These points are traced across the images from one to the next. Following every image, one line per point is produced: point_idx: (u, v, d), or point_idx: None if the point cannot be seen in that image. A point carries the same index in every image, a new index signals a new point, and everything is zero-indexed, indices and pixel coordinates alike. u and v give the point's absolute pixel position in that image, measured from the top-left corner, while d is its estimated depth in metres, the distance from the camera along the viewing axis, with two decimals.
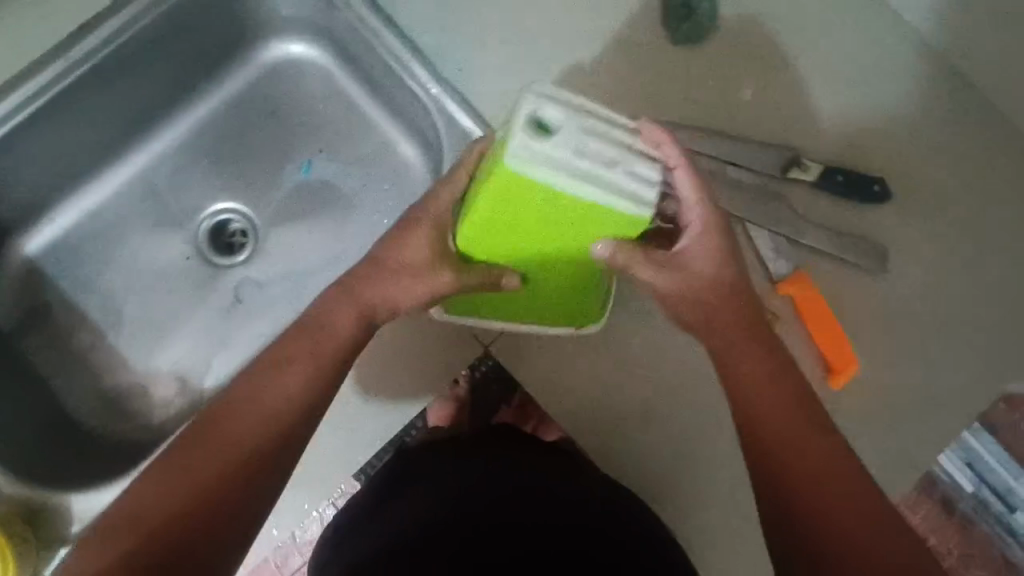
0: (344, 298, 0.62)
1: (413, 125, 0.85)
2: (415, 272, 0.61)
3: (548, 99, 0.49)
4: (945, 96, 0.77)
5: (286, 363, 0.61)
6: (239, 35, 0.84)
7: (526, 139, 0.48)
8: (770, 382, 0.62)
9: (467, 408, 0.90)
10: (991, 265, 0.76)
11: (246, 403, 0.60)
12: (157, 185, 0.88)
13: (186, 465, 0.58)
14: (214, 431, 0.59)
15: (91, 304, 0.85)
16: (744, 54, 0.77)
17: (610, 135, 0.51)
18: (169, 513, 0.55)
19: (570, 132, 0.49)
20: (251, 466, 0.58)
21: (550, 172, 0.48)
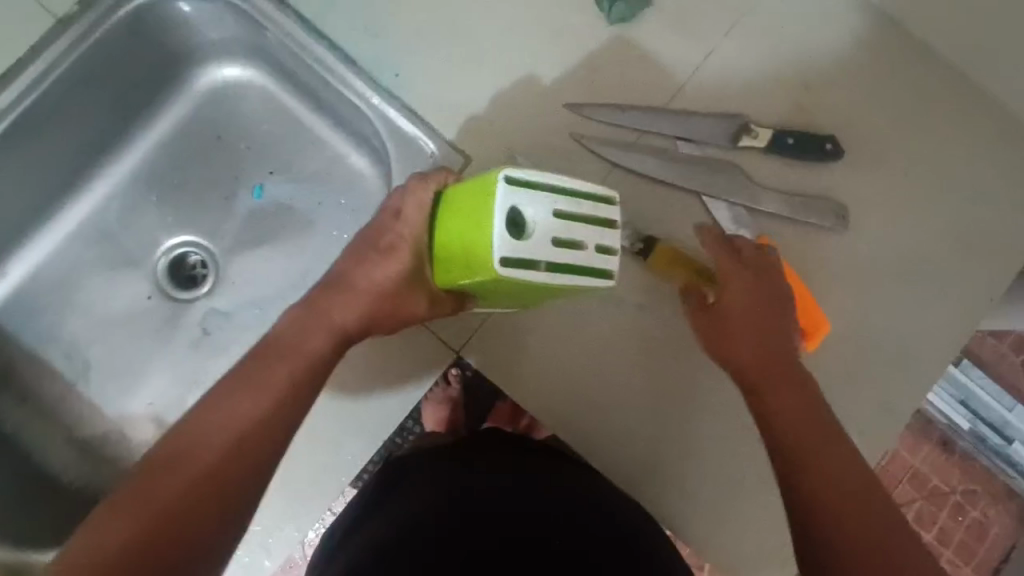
0: (314, 317, 0.64)
1: (360, 136, 0.83)
2: (385, 291, 0.64)
3: (520, 196, 0.53)
4: (884, 46, 0.76)
5: (252, 379, 0.60)
6: (171, 65, 0.83)
7: (508, 241, 0.52)
8: (798, 405, 0.63)
9: (462, 408, 0.82)
10: (950, 209, 0.76)
11: (211, 425, 0.58)
12: (108, 226, 0.86)
13: (155, 486, 0.54)
14: (183, 452, 0.56)
15: (57, 356, 0.84)
16: (680, 27, 0.77)
17: (583, 211, 0.56)
18: (140, 533, 0.52)
19: (545, 224, 0.54)
20: (225, 483, 0.55)
21: (530, 258, 0.53)
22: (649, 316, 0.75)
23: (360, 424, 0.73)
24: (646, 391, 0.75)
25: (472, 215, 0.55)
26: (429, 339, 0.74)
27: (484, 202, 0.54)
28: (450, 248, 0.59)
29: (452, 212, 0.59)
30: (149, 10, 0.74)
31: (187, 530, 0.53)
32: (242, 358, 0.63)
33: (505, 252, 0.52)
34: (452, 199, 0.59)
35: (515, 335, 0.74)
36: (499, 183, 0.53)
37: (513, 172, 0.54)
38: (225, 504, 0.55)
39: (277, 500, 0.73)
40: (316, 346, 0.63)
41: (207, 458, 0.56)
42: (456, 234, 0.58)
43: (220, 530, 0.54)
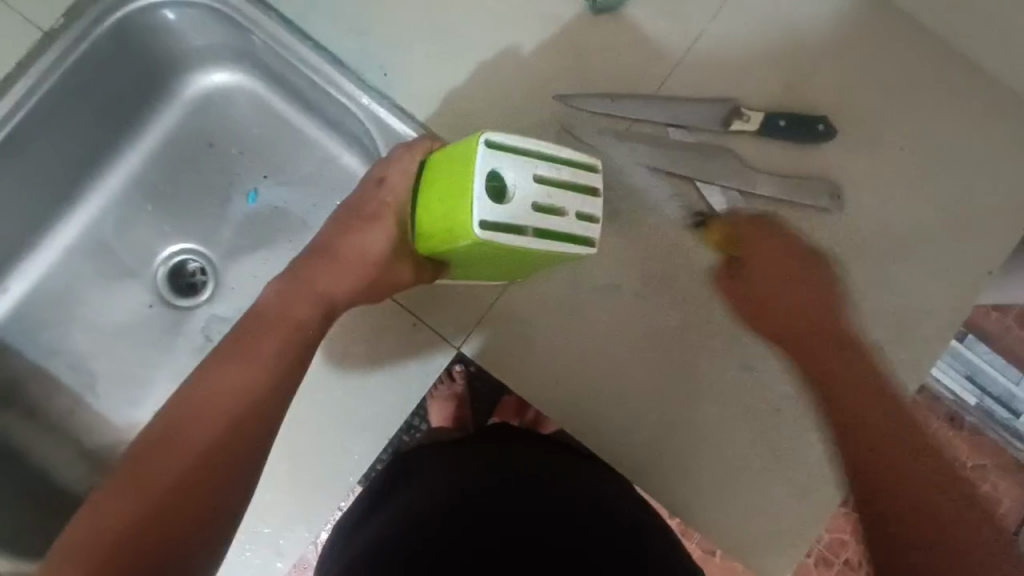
0: (299, 285, 0.64)
1: (351, 136, 0.83)
2: (372, 259, 0.66)
3: (500, 159, 0.53)
4: (872, 23, 0.76)
5: (242, 352, 0.60)
6: (159, 74, 0.83)
7: (487, 205, 0.52)
8: (870, 399, 0.65)
9: (467, 405, 0.76)
10: (945, 183, 0.76)
11: (207, 400, 0.57)
12: (106, 237, 0.86)
13: (152, 468, 0.54)
14: (177, 429, 0.56)
15: (61, 369, 0.85)
16: (666, 13, 0.76)
17: (563, 175, 0.55)
18: (140, 516, 0.52)
19: (525, 189, 0.54)
20: (224, 458, 0.55)
21: (506, 220, 0.53)
22: (647, 304, 0.75)
23: (366, 423, 0.74)
24: (647, 378, 0.75)
25: (453, 180, 0.55)
26: (429, 336, 0.75)
27: (464, 167, 0.54)
28: (432, 215, 0.59)
29: (433, 178, 0.59)
30: (133, 19, 0.74)
31: (185, 506, 0.53)
32: (232, 331, 0.63)
33: (484, 215, 0.52)
34: (434, 166, 0.59)
35: (515, 328, 0.75)
36: (479, 146, 0.53)
37: (493, 135, 0.54)
38: (224, 481, 0.54)
39: (286, 502, 0.73)
40: (304, 314, 0.63)
41: (203, 434, 0.56)
42: (437, 201, 0.57)
43: (221, 508, 0.54)
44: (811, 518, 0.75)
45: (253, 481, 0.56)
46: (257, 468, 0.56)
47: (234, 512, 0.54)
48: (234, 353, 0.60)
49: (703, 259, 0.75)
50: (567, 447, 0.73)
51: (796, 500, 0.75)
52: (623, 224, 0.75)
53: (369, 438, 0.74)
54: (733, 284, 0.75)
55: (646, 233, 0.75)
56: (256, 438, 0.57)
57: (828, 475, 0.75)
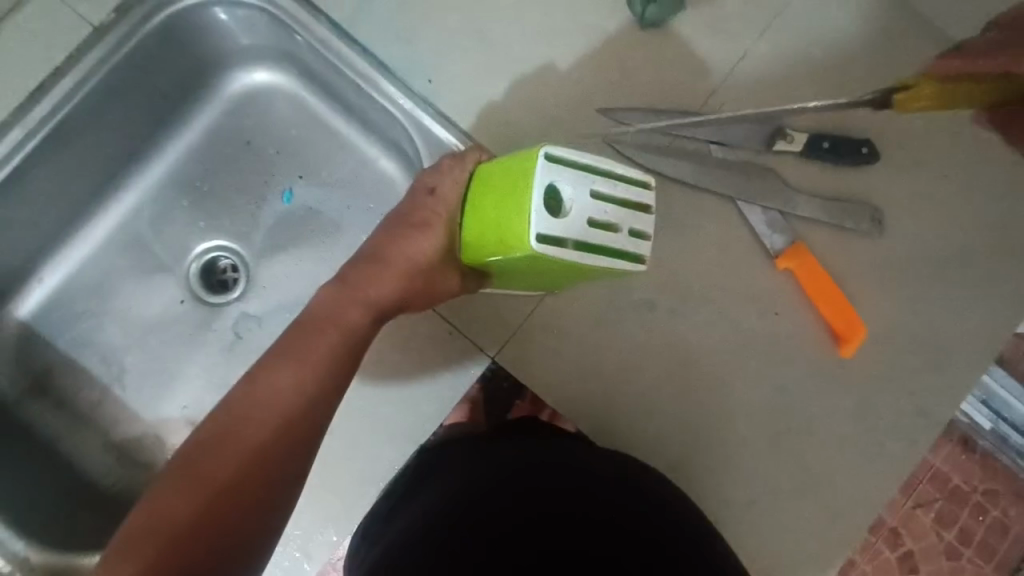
0: (348, 291, 0.64)
1: (389, 140, 0.83)
2: (419, 264, 0.66)
3: (559, 172, 0.54)
4: (918, 47, 0.76)
5: (295, 351, 0.60)
6: (202, 71, 0.83)
7: (544, 218, 0.52)
8: None
9: (481, 407, 0.75)
10: (985, 211, 0.76)
11: (259, 402, 0.58)
12: (141, 231, 0.87)
13: (205, 462, 0.55)
14: (230, 427, 0.57)
15: (92, 361, 0.85)
16: (711, 31, 0.76)
17: (618, 191, 0.56)
18: (196, 516, 0.52)
19: (582, 204, 0.54)
20: (274, 458, 0.55)
21: (562, 234, 0.53)
22: (683, 321, 0.75)
23: (395, 428, 0.74)
24: (679, 395, 0.75)
25: (510, 193, 0.56)
26: (464, 344, 0.75)
27: (523, 180, 0.55)
28: (483, 226, 0.59)
29: (488, 188, 0.59)
30: (183, 17, 0.74)
31: (240, 506, 0.53)
32: (282, 334, 0.63)
33: (541, 230, 0.52)
34: (490, 176, 0.60)
35: (548, 339, 0.75)
36: (539, 159, 0.53)
37: (552, 149, 0.54)
38: (272, 482, 0.55)
39: (313, 504, 0.73)
40: (354, 319, 0.63)
41: (255, 433, 0.56)
42: (491, 211, 0.58)
43: (268, 508, 0.54)
44: (836, 542, 0.75)
45: (298, 482, 0.57)
46: (302, 471, 0.57)
47: (282, 512, 0.55)
48: (286, 354, 0.60)
49: (739, 278, 0.75)
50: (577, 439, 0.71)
51: (822, 523, 0.75)
52: (661, 240, 0.75)
53: (399, 441, 0.74)
54: (769, 304, 0.75)
55: (683, 250, 0.75)
56: (304, 441, 0.57)
57: (856, 499, 0.75)
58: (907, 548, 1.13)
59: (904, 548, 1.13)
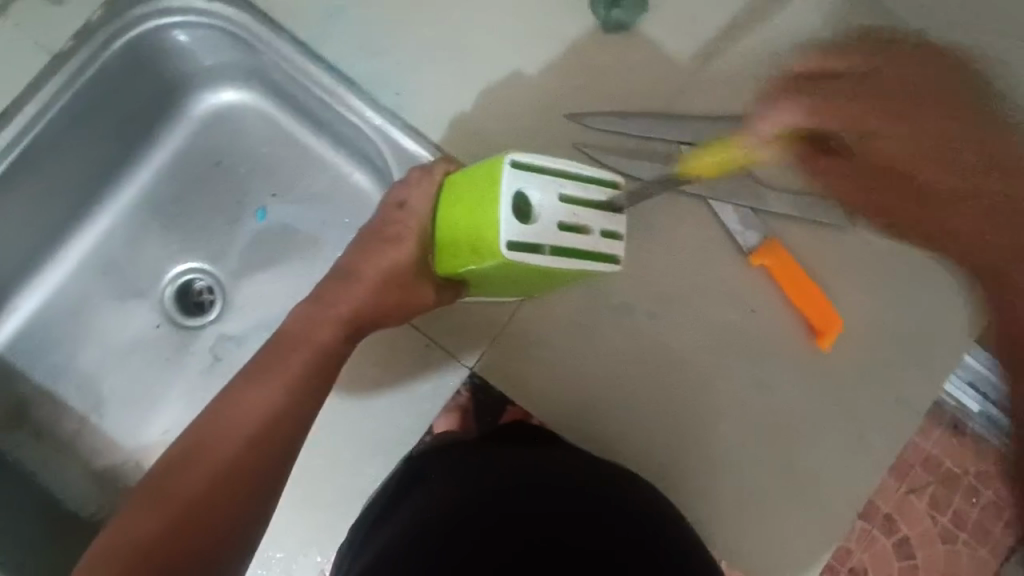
0: (322, 309, 0.64)
1: (360, 154, 0.83)
2: (391, 278, 0.65)
3: (525, 179, 0.54)
4: (880, 39, 0.76)
5: (266, 370, 0.60)
6: (168, 93, 0.83)
7: (514, 225, 0.53)
8: None
9: (473, 415, 0.74)
10: None
11: (231, 418, 0.58)
12: (113, 255, 0.86)
13: (176, 483, 0.55)
14: (202, 444, 0.57)
15: (68, 389, 0.84)
16: (676, 32, 0.76)
17: (585, 194, 0.56)
18: (169, 530, 0.53)
19: (551, 209, 0.54)
20: (247, 473, 0.56)
21: (535, 240, 0.53)
22: (662, 323, 0.75)
23: (378, 444, 0.74)
24: (662, 396, 0.74)
25: (478, 202, 0.56)
26: (442, 355, 0.75)
27: (490, 188, 0.55)
28: (455, 237, 0.59)
29: (457, 199, 0.59)
30: (145, 39, 0.74)
31: (213, 519, 0.54)
32: (258, 351, 0.63)
33: (512, 237, 0.53)
34: (458, 187, 0.60)
35: (527, 348, 0.74)
36: (504, 167, 0.54)
37: (517, 156, 0.54)
38: (244, 502, 0.55)
39: (296, 522, 0.73)
40: (327, 336, 0.63)
41: (228, 448, 0.56)
42: (462, 221, 0.58)
43: (243, 520, 0.55)
44: (824, 536, 0.75)
45: (274, 497, 0.57)
46: (276, 490, 0.57)
47: (258, 524, 0.56)
48: (260, 372, 0.60)
49: (715, 277, 0.75)
50: (557, 441, 0.71)
51: (809, 517, 0.75)
52: (636, 243, 0.75)
53: (380, 454, 0.74)
54: (747, 302, 0.75)
55: (658, 252, 0.75)
56: (278, 460, 0.57)
57: (841, 493, 0.75)
58: (904, 534, 1.12)
59: (898, 534, 1.12)
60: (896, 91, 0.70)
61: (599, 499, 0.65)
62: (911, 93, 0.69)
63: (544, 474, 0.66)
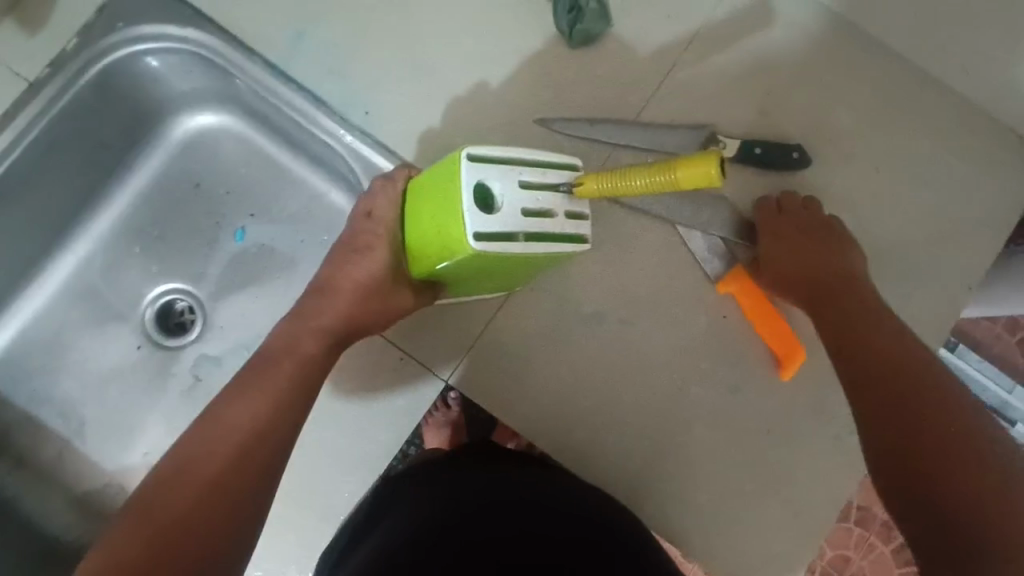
0: (302, 323, 0.65)
1: (336, 172, 0.84)
2: (367, 288, 0.66)
3: (485, 170, 0.53)
4: (840, 48, 0.78)
5: (251, 386, 0.60)
6: (145, 117, 0.84)
7: (477, 216, 0.52)
8: None
9: (464, 428, 0.78)
10: (919, 203, 0.78)
11: (216, 434, 0.58)
12: (94, 279, 0.87)
13: (162, 504, 0.55)
14: (186, 464, 0.57)
15: (50, 415, 0.84)
16: (638, 46, 0.78)
17: (545, 179, 0.56)
18: (153, 548, 0.51)
19: (512, 197, 0.54)
20: (232, 488, 0.55)
21: (501, 227, 0.53)
22: (634, 331, 0.75)
23: (356, 459, 0.74)
24: (637, 404, 0.75)
25: (440, 198, 0.56)
26: (416, 368, 0.75)
27: (451, 183, 0.54)
28: (423, 236, 0.59)
29: (422, 196, 0.59)
30: (119, 66, 0.76)
31: (201, 533, 0.53)
32: (241, 369, 0.64)
33: (477, 227, 0.52)
34: (423, 187, 0.60)
35: (501, 357, 0.75)
36: (462, 160, 0.53)
37: (475, 148, 0.54)
38: (232, 520, 0.54)
39: (276, 538, 0.73)
40: (308, 349, 0.64)
41: (213, 465, 0.56)
42: (428, 220, 0.58)
43: (232, 535, 0.54)
44: (804, 541, 0.75)
45: (261, 516, 0.56)
46: (262, 509, 0.56)
47: (249, 538, 0.55)
48: (243, 389, 0.61)
49: (686, 285, 0.76)
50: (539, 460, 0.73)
51: (788, 522, 0.75)
52: (608, 252, 0.76)
53: (359, 468, 0.74)
54: (717, 307, 0.76)
55: (629, 262, 0.76)
56: (262, 476, 0.57)
57: (821, 495, 0.75)
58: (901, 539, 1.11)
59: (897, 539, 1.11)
60: (813, 233, 0.72)
61: (569, 513, 0.67)
62: (820, 237, 0.72)
63: (522, 493, 0.68)
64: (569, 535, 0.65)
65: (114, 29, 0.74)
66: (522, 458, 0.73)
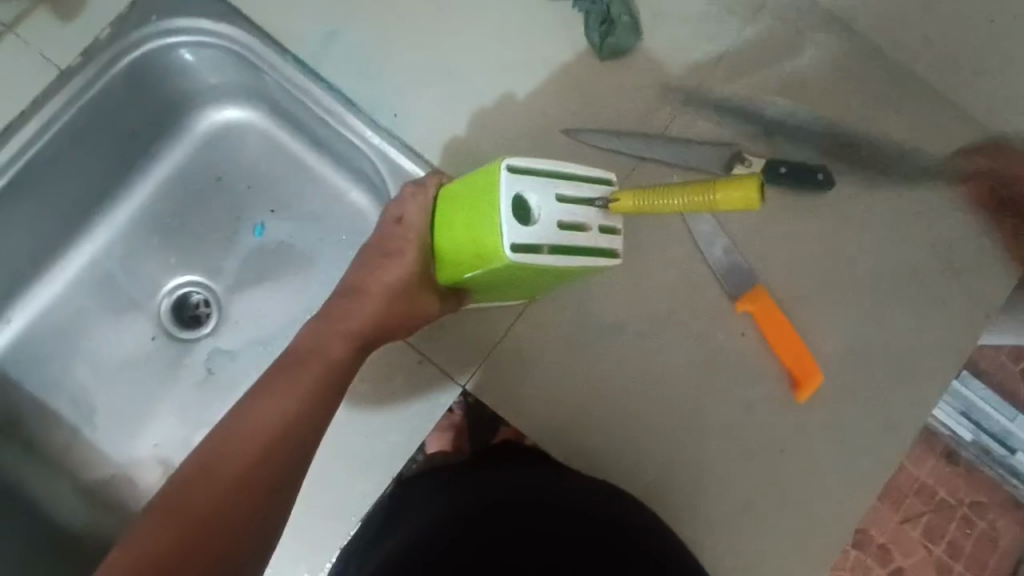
0: (329, 325, 0.65)
1: (359, 173, 0.84)
2: (394, 291, 0.67)
3: (523, 182, 0.54)
4: (867, 72, 0.78)
5: (278, 385, 0.60)
6: (171, 109, 0.84)
7: (515, 228, 0.53)
8: None
9: (466, 433, 0.74)
10: (939, 228, 0.78)
11: (243, 433, 0.58)
12: (112, 268, 0.87)
13: (189, 499, 0.55)
14: (213, 461, 0.57)
15: (61, 402, 0.84)
16: (667, 61, 0.79)
17: (581, 192, 0.56)
18: (183, 544, 0.53)
19: (549, 209, 0.54)
20: (260, 486, 0.56)
21: (536, 240, 0.53)
22: (651, 343, 0.76)
23: (371, 459, 0.74)
24: (651, 418, 0.75)
25: (477, 208, 0.56)
26: (433, 372, 0.75)
27: (489, 193, 0.55)
28: (456, 244, 0.60)
29: (457, 204, 0.59)
30: (151, 58, 0.76)
31: (228, 531, 0.54)
32: (267, 369, 0.63)
33: (515, 239, 0.53)
34: (457, 194, 0.60)
35: (519, 365, 0.75)
36: (502, 171, 0.54)
37: (514, 160, 0.54)
38: (258, 518, 0.55)
39: (291, 537, 0.73)
40: (334, 351, 0.64)
41: (240, 463, 0.57)
42: (463, 228, 0.58)
43: (257, 533, 0.55)
44: (811, 561, 0.75)
45: (285, 514, 0.57)
46: (287, 508, 0.57)
47: (272, 536, 0.56)
48: (271, 389, 0.60)
49: (704, 301, 0.76)
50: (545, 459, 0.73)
51: (797, 541, 0.75)
52: (628, 265, 0.76)
53: (372, 469, 0.73)
54: (736, 324, 0.76)
55: (649, 275, 0.76)
56: (287, 476, 0.57)
57: (829, 515, 0.76)
58: (896, 563, 1.15)
59: (893, 564, 1.15)
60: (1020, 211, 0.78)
61: (573, 509, 0.67)
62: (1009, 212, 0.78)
63: (525, 489, 0.67)
64: (575, 534, 0.66)
65: (148, 21, 0.74)
66: (528, 457, 0.72)
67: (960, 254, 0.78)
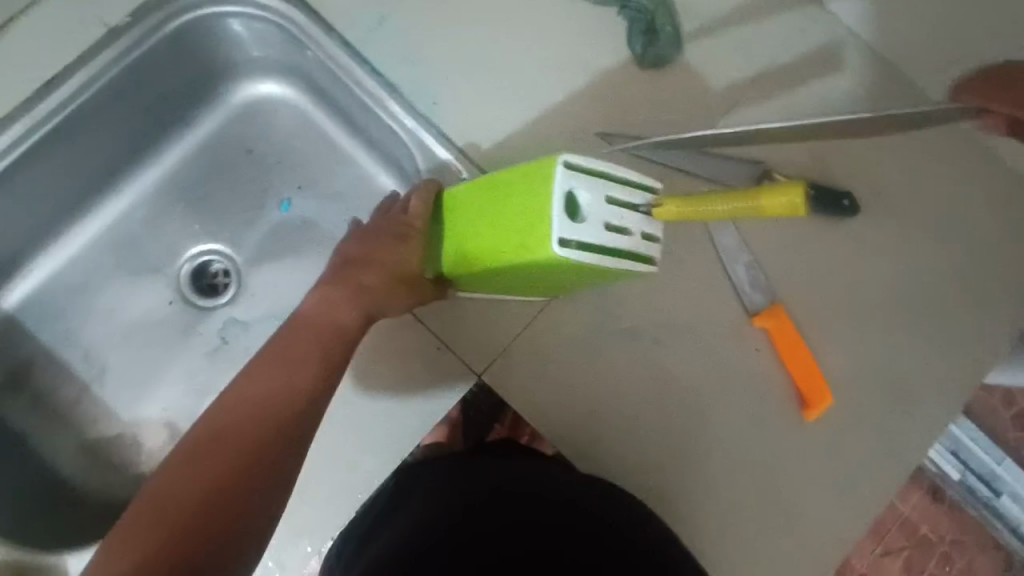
0: (336, 296, 0.66)
1: (390, 158, 0.85)
2: (399, 271, 0.67)
3: (576, 179, 0.54)
4: (898, 105, 0.80)
5: (284, 355, 0.63)
6: (211, 78, 0.85)
7: (566, 224, 0.53)
8: None
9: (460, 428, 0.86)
10: (955, 264, 0.80)
11: (250, 398, 0.60)
12: (135, 230, 0.88)
13: (203, 461, 0.57)
14: (226, 424, 0.59)
15: (73, 357, 0.85)
16: (705, 75, 0.80)
17: (628, 197, 0.57)
18: (195, 504, 0.54)
19: (598, 209, 0.55)
20: (270, 450, 0.57)
21: (582, 239, 0.54)
22: (666, 351, 0.77)
23: (382, 440, 0.74)
24: (660, 423, 0.76)
25: (524, 200, 0.56)
26: (450, 359, 0.75)
27: (540, 187, 0.54)
28: (494, 235, 0.59)
29: (500, 195, 0.59)
30: (197, 26, 0.76)
31: (239, 492, 0.55)
32: (273, 338, 0.66)
33: (563, 234, 0.53)
34: (499, 186, 0.60)
35: (535, 360, 0.76)
36: (558, 167, 0.54)
37: (570, 157, 0.55)
38: (268, 481, 0.56)
39: (295, 513, 0.72)
40: (341, 324, 0.65)
41: (252, 428, 0.58)
42: (506, 220, 0.58)
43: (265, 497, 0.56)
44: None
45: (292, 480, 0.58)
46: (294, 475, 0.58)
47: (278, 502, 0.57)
48: (278, 358, 0.63)
49: (722, 313, 0.77)
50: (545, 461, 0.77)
51: (792, 557, 0.76)
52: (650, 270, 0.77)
53: (382, 450, 0.74)
54: (750, 338, 0.77)
55: (670, 282, 0.77)
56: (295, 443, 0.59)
57: (825, 534, 0.77)
58: None
59: None
60: None
61: (573, 508, 0.68)
62: None
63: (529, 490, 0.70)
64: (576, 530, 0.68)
65: None
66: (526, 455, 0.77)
67: (973, 290, 0.80)
